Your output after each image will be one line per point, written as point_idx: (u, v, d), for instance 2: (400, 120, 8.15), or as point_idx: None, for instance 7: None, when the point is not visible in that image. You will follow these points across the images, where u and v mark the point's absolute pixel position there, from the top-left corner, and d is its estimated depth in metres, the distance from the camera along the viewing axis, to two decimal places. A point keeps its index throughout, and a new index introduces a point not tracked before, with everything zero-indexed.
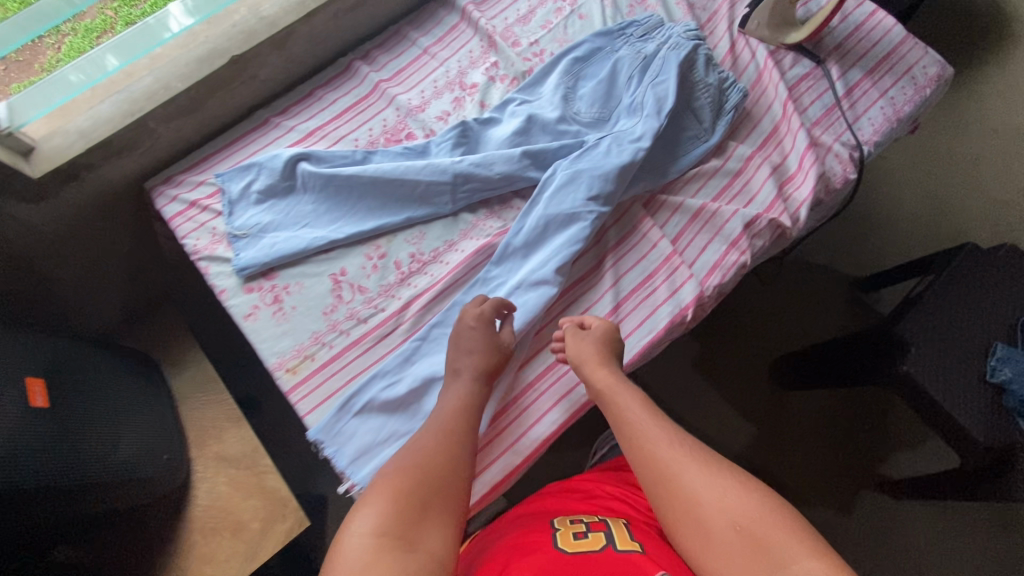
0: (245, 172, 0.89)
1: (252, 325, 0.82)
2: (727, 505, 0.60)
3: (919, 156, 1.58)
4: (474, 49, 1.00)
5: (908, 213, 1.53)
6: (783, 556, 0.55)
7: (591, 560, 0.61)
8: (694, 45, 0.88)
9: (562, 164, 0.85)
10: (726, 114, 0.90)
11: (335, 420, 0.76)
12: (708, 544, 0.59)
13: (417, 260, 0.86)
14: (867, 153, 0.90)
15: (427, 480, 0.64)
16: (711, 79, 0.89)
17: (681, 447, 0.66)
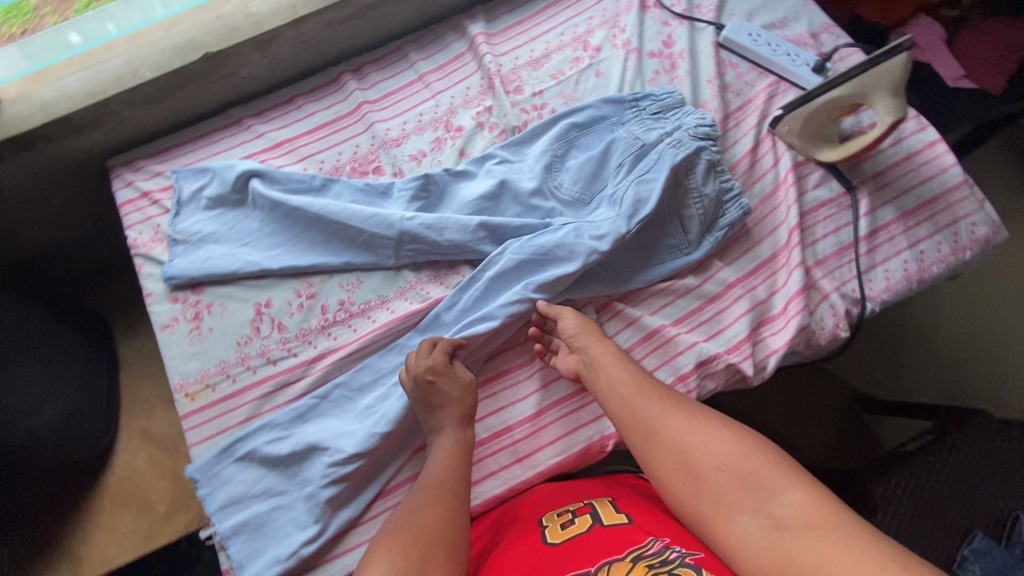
0: (201, 174, 0.86)
1: (166, 338, 0.80)
2: (713, 451, 0.61)
3: (989, 276, 1.31)
4: (472, 87, 0.91)
5: (958, 337, 1.26)
6: (771, 487, 0.57)
7: (584, 545, 0.59)
8: (697, 147, 0.79)
9: (513, 244, 0.78)
10: (717, 231, 0.80)
11: (214, 461, 0.75)
12: (698, 488, 0.60)
13: (345, 309, 0.81)
14: (870, 311, 0.77)
15: (426, 536, 0.59)
16: (707, 189, 0.79)
17: (666, 401, 0.67)
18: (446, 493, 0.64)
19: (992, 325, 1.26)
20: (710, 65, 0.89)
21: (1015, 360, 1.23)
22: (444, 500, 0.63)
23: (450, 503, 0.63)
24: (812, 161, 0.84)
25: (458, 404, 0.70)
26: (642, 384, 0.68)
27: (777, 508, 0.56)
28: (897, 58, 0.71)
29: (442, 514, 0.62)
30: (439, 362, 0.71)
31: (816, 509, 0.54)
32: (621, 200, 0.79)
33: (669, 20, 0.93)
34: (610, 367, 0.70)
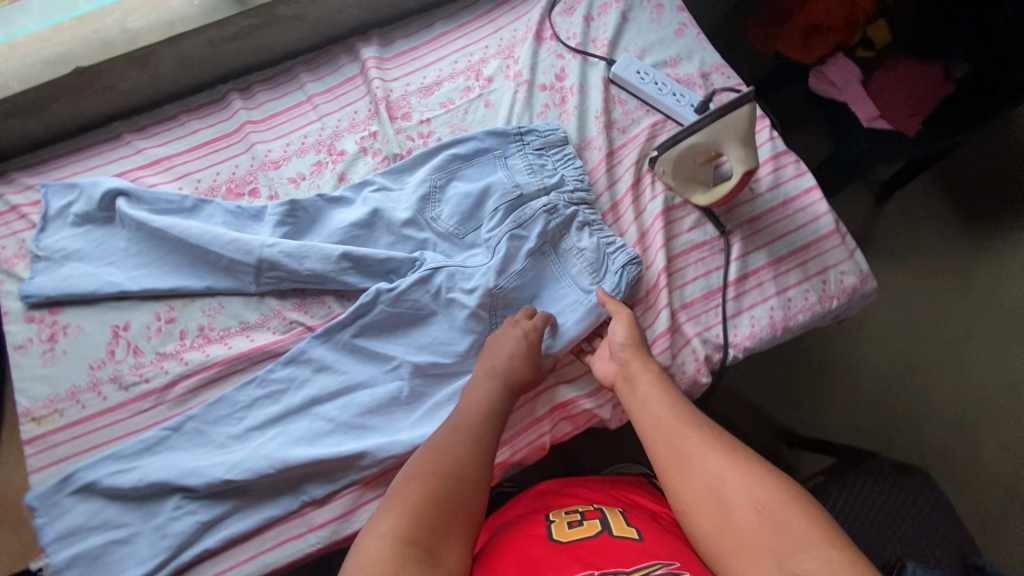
0: (69, 190, 0.84)
1: (18, 359, 0.78)
2: (750, 490, 0.52)
3: (909, 316, 1.34)
4: (360, 111, 0.90)
5: (878, 378, 1.29)
6: (800, 541, 0.47)
7: (592, 544, 0.57)
8: (569, 213, 0.79)
9: (384, 288, 0.77)
10: (608, 278, 0.77)
11: (54, 490, 0.71)
12: (727, 525, 0.51)
13: (204, 335, 0.79)
14: (731, 357, 0.77)
15: (455, 494, 0.57)
16: (584, 243, 0.78)
17: (706, 431, 0.59)
18: (473, 435, 0.63)
19: (908, 366, 1.29)
20: (599, 100, 0.89)
21: (917, 394, 1.27)
22: (473, 455, 0.61)
23: (477, 448, 0.61)
24: (688, 203, 0.83)
25: (523, 370, 0.70)
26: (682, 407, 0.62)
27: (805, 564, 0.46)
28: (741, 109, 0.71)
29: (470, 471, 0.59)
30: (537, 322, 0.72)
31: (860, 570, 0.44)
32: (493, 247, 0.78)
33: (564, 52, 0.93)
34: (650, 383, 0.65)
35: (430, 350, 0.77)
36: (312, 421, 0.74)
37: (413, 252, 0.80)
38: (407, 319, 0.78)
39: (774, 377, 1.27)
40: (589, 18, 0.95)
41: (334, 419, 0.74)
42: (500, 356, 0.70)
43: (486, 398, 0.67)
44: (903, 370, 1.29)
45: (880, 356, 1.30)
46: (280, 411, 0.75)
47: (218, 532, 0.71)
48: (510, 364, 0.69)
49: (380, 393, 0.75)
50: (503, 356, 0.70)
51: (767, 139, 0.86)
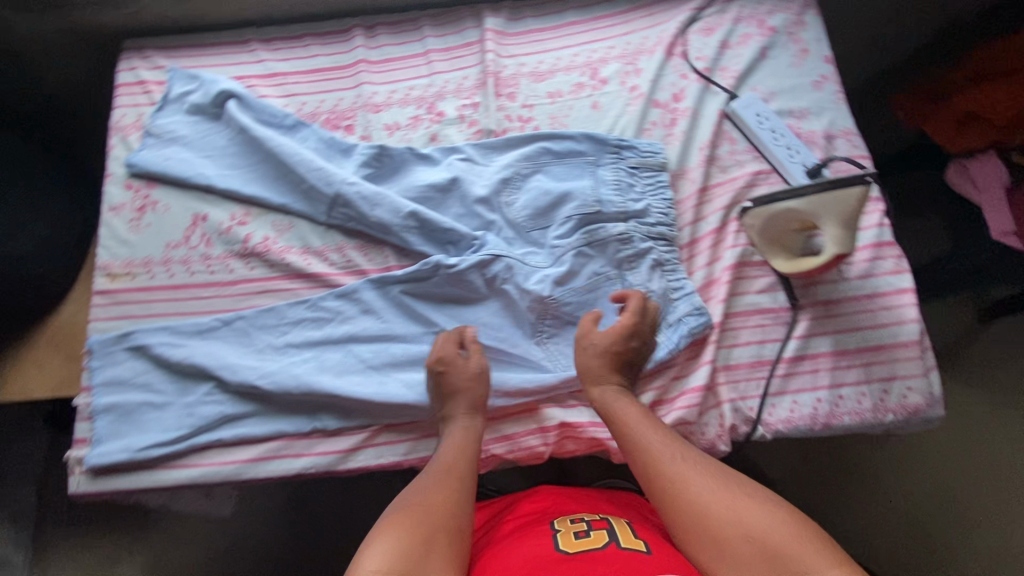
0: (191, 80, 0.90)
1: (110, 219, 0.86)
2: (739, 521, 0.55)
3: (973, 455, 1.20)
4: (469, 77, 0.90)
5: (913, 505, 1.17)
6: (798, 565, 0.50)
7: (598, 556, 0.57)
8: (643, 248, 0.76)
9: (444, 262, 0.77)
10: (664, 327, 0.75)
11: (113, 342, 0.79)
12: (721, 555, 0.54)
13: (265, 245, 0.84)
14: (758, 434, 0.73)
15: (433, 528, 0.58)
16: (652, 284, 0.76)
17: (690, 463, 0.61)
18: (452, 476, 0.65)
19: (953, 503, 1.17)
20: (708, 132, 0.85)
21: (958, 536, 1.14)
22: (451, 494, 0.62)
23: (455, 486, 0.63)
24: (767, 264, 0.78)
25: (471, 391, 0.71)
26: (664, 440, 0.64)
27: None
28: (854, 188, 0.67)
29: (447, 509, 0.61)
30: (456, 335, 0.74)
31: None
32: (558, 257, 0.77)
33: (688, 73, 0.88)
34: (631, 415, 0.67)
35: (467, 327, 0.78)
36: (344, 355, 0.78)
37: (477, 230, 0.80)
38: (453, 291, 0.79)
39: (802, 465, 1.19)
40: (726, 44, 0.90)
41: (365, 362, 0.77)
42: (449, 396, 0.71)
43: (459, 437, 0.69)
44: (949, 506, 1.17)
45: (928, 483, 1.18)
46: (317, 338, 0.79)
47: (232, 428, 0.76)
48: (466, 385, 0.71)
49: (414, 350, 0.78)
50: (449, 393, 0.71)
51: (875, 223, 0.80)
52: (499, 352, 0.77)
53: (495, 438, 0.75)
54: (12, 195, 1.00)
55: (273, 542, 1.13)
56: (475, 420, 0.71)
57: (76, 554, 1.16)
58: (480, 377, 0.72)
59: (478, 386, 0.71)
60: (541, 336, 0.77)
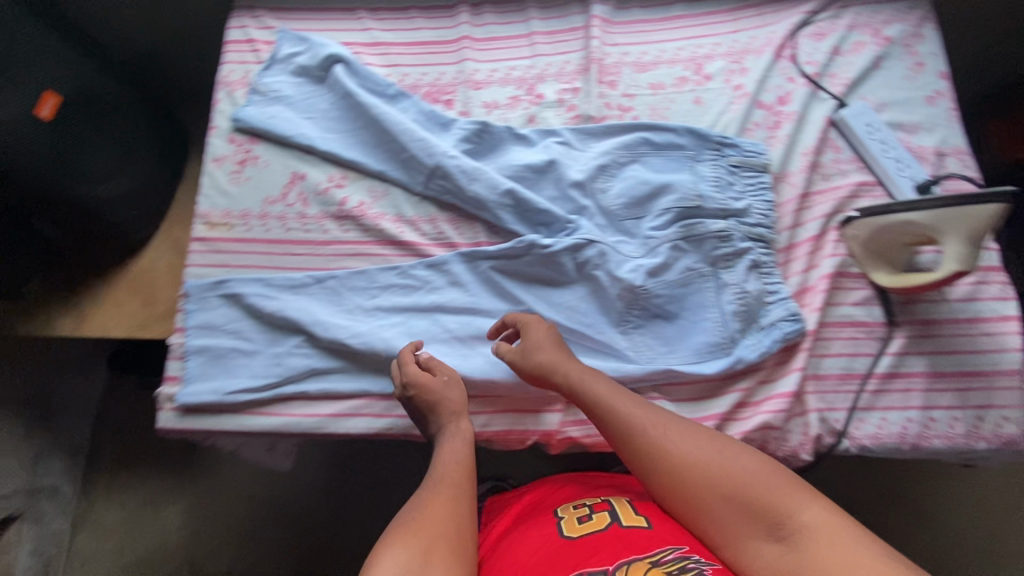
0: (300, 42, 0.92)
1: (212, 169, 0.88)
2: (720, 481, 0.59)
3: None
4: (571, 62, 0.90)
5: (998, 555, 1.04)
6: (782, 513, 0.55)
7: (602, 539, 0.59)
8: (743, 248, 0.76)
9: (539, 242, 0.78)
10: (756, 329, 0.75)
11: (209, 287, 0.82)
12: (709, 516, 0.59)
13: (360, 209, 0.85)
14: (842, 447, 0.72)
15: (435, 529, 0.58)
16: (749, 285, 0.75)
17: (665, 428, 0.64)
18: (450, 478, 0.65)
19: None
20: (813, 138, 0.83)
21: None
22: (450, 495, 0.62)
23: (454, 489, 0.63)
24: (863, 277, 0.77)
25: (450, 399, 0.72)
26: (638, 409, 0.66)
27: (793, 527, 0.55)
28: (988, 206, 0.63)
29: (448, 511, 0.60)
30: (412, 360, 0.74)
31: (834, 535, 0.53)
32: (652, 248, 0.77)
33: (796, 77, 0.87)
34: (602, 391, 0.68)
35: (553, 308, 0.78)
36: (431, 323, 0.80)
37: (571, 214, 0.80)
38: (542, 272, 0.79)
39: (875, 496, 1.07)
40: (837, 51, 0.88)
41: (450, 333, 0.80)
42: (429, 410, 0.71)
43: (451, 439, 0.69)
44: None
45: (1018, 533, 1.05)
46: (406, 305, 0.81)
47: (317, 382, 0.78)
48: (448, 397, 0.71)
49: (498, 326, 0.79)
50: (429, 409, 0.71)
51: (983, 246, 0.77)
52: (583, 336, 0.77)
53: (574, 421, 0.76)
54: (114, 139, 1.03)
55: (299, 506, 1.27)
56: (463, 424, 0.71)
57: (124, 494, 1.32)
58: (451, 382, 0.73)
59: (454, 392, 0.72)
60: (626, 326, 0.77)
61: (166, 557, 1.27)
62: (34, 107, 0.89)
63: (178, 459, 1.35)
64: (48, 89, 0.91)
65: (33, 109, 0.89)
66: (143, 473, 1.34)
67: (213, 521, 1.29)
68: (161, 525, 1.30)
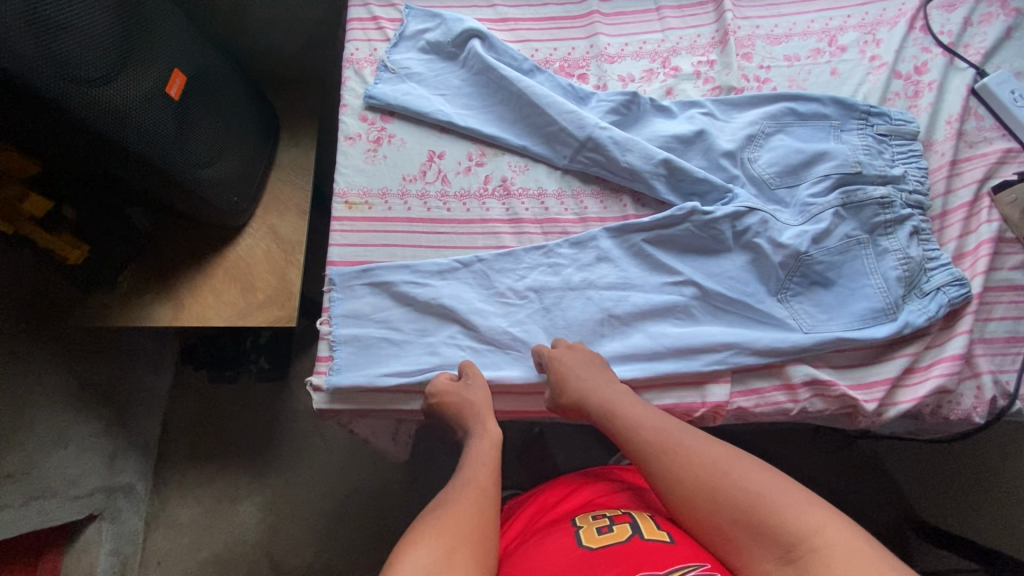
0: (430, 18, 0.91)
1: (346, 148, 0.86)
2: (732, 502, 0.58)
3: None
4: (703, 36, 0.90)
5: None
6: (788, 534, 0.54)
7: (623, 550, 0.58)
8: (905, 214, 0.76)
9: (700, 208, 0.78)
10: (918, 294, 0.75)
11: (354, 276, 0.79)
12: (717, 537, 0.59)
13: (504, 186, 0.84)
14: (1016, 409, 0.72)
15: (461, 530, 0.56)
16: (911, 251, 0.75)
17: (677, 447, 0.65)
18: (481, 486, 0.63)
19: None
20: (957, 106, 0.84)
21: None
22: (478, 502, 0.61)
23: (483, 498, 0.62)
24: (1021, 242, 0.77)
25: (475, 404, 0.72)
26: (653, 432, 0.67)
27: (801, 551, 0.53)
28: None
29: (474, 517, 0.59)
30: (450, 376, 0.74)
31: (847, 559, 0.50)
32: (814, 215, 0.77)
33: (931, 47, 0.88)
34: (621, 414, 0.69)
35: (713, 279, 0.78)
36: (586, 298, 0.79)
37: (726, 183, 0.80)
38: (696, 245, 0.79)
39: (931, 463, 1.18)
40: (969, 21, 0.89)
41: (606, 309, 0.78)
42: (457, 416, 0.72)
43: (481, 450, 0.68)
44: None
45: None
46: (560, 281, 0.79)
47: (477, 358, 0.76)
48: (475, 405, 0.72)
49: (656, 299, 0.78)
50: (455, 412, 0.72)
51: None
52: (745, 307, 0.77)
53: (741, 391, 0.75)
54: (222, 122, 1.01)
55: (374, 485, 1.27)
56: (491, 426, 0.71)
57: (197, 490, 1.28)
58: (476, 386, 0.73)
59: (476, 394, 0.72)
60: (785, 295, 0.77)
61: (243, 556, 1.23)
62: (166, 86, 0.87)
63: (250, 454, 1.31)
64: (177, 67, 0.89)
65: (165, 88, 0.86)
66: (214, 469, 1.29)
67: (292, 512, 1.26)
68: (239, 521, 1.26)
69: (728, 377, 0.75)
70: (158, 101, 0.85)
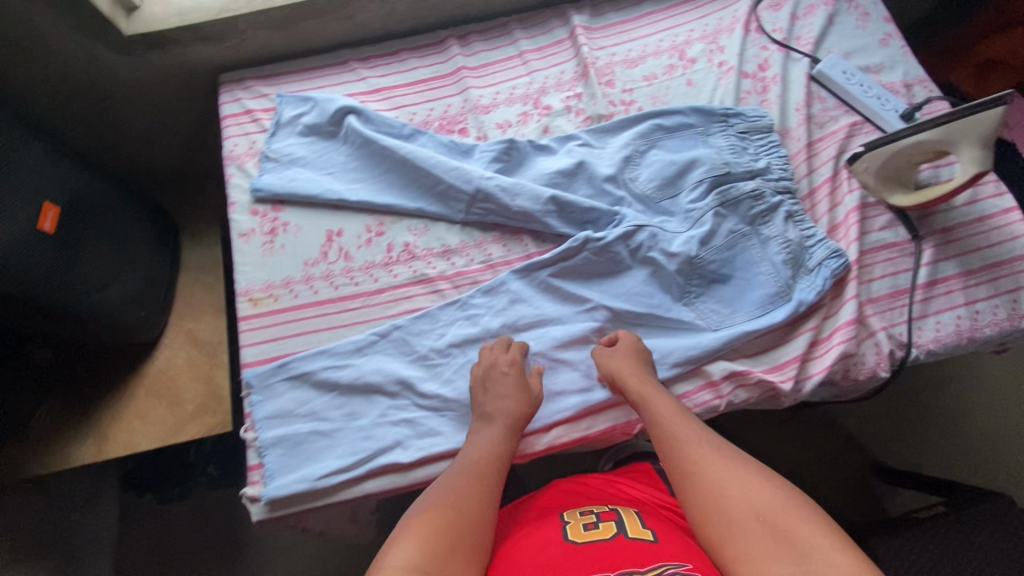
0: (302, 103, 0.92)
1: (242, 245, 0.85)
2: (755, 504, 0.58)
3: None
4: (566, 72, 0.96)
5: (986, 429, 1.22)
6: (807, 545, 0.54)
7: (608, 548, 0.60)
8: (775, 202, 0.82)
9: (592, 236, 0.81)
10: (805, 271, 0.80)
11: (271, 374, 0.77)
12: (730, 532, 0.58)
13: (408, 251, 0.85)
14: (913, 356, 0.78)
15: (456, 526, 0.59)
16: (789, 234, 0.81)
17: (712, 445, 0.66)
18: (481, 484, 0.65)
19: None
20: (801, 93, 0.92)
21: None
22: (477, 498, 0.63)
23: (482, 494, 0.64)
24: (882, 204, 0.85)
25: (517, 404, 0.72)
26: (693, 427, 0.68)
27: (815, 565, 0.52)
28: (994, 110, 0.69)
29: (474, 511, 0.62)
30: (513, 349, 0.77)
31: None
32: (697, 219, 0.82)
33: (768, 45, 0.96)
34: (659, 403, 0.71)
35: (621, 299, 0.81)
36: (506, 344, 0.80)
37: (613, 206, 0.84)
38: (599, 270, 0.83)
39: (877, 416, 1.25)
40: (795, 16, 0.98)
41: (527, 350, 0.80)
42: (494, 398, 0.72)
43: (491, 445, 0.69)
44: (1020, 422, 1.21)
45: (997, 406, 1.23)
46: (478, 332, 0.80)
47: (412, 429, 0.75)
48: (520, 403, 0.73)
49: (574, 331, 0.80)
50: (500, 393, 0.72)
51: None
52: (655, 318, 0.80)
53: None
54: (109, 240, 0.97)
55: None
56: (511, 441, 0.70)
57: None
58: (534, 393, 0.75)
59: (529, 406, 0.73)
60: (689, 298, 0.81)
61: None
62: (37, 222, 0.83)
63: None
64: (47, 200, 0.85)
65: (37, 224, 0.82)
66: None
67: None
68: None
69: None
70: (32, 239, 0.81)
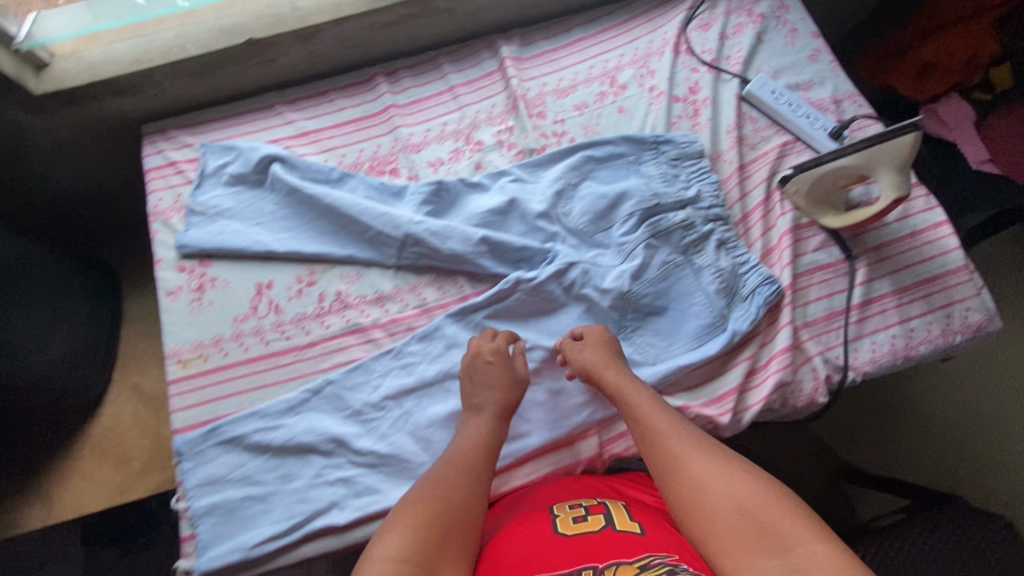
0: (226, 152, 0.90)
1: (168, 305, 0.82)
2: (735, 496, 0.55)
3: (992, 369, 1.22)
4: (496, 105, 0.94)
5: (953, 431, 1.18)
6: (790, 537, 0.51)
7: (597, 540, 0.57)
8: (705, 232, 0.82)
9: (523, 276, 0.80)
10: (739, 299, 0.80)
11: (202, 439, 0.75)
12: (712, 525, 0.55)
13: (341, 300, 0.84)
14: (850, 379, 0.78)
15: (442, 519, 0.58)
16: (721, 263, 0.81)
17: (690, 436, 0.63)
18: (466, 474, 0.64)
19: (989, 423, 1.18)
20: (732, 115, 0.92)
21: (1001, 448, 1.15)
22: (464, 485, 0.62)
23: (469, 479, 0.63)
24: (815, 225, 0.85)
25: (502, 390, 0.72)
26: (671, 419, 0.66)
27: (798, 558, 0.49)
28: (905, 137, 0.73)
29: (463, 495, 0.61)
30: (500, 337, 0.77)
31: (844, 567, 0.47)
32: (629, 252, 0.81)
33: (697, 67, 0.95)
34: (637, 397, 0.69)
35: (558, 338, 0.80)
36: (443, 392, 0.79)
37: (545, 243, 0.83)
38: (535, 309, 0.81)
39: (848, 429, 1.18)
40: (724, 36, 0.98)
41: None
42: (481, 386, 0.72)
43: (480, 431, 0.69)
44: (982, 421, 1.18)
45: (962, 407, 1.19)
46: (414, 382, 0.79)
47: (349, 487, 0.73)
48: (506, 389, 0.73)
49: None
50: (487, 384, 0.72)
51: None
52: None
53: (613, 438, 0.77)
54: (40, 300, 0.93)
55: None
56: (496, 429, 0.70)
57: None
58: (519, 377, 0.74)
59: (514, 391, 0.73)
60: (625, 332, 0.80)
61: None
62: None
63: None
64: None
65: None
66: None
67: None
68: None
69: (594, 429, 0.77)
70: None
